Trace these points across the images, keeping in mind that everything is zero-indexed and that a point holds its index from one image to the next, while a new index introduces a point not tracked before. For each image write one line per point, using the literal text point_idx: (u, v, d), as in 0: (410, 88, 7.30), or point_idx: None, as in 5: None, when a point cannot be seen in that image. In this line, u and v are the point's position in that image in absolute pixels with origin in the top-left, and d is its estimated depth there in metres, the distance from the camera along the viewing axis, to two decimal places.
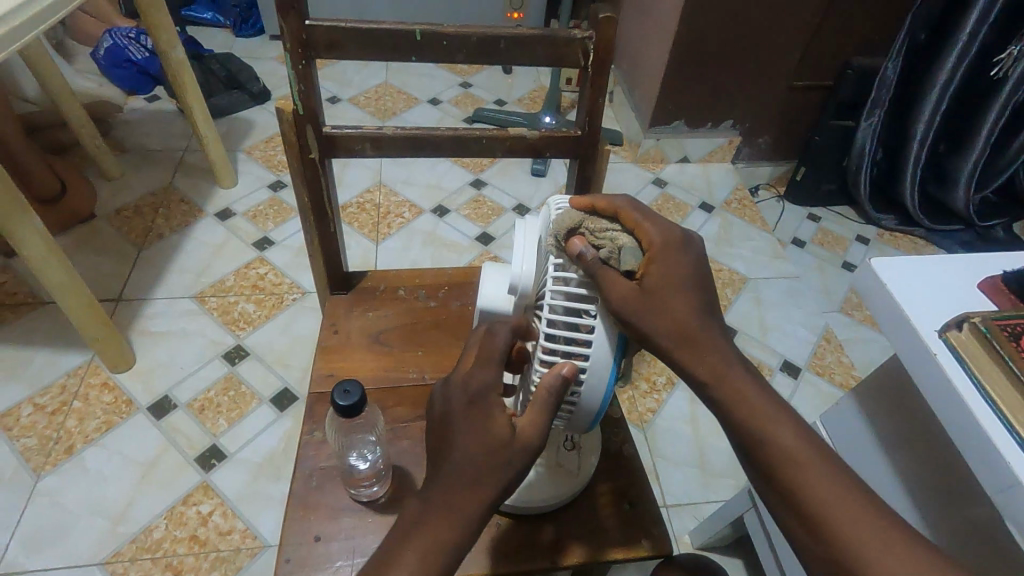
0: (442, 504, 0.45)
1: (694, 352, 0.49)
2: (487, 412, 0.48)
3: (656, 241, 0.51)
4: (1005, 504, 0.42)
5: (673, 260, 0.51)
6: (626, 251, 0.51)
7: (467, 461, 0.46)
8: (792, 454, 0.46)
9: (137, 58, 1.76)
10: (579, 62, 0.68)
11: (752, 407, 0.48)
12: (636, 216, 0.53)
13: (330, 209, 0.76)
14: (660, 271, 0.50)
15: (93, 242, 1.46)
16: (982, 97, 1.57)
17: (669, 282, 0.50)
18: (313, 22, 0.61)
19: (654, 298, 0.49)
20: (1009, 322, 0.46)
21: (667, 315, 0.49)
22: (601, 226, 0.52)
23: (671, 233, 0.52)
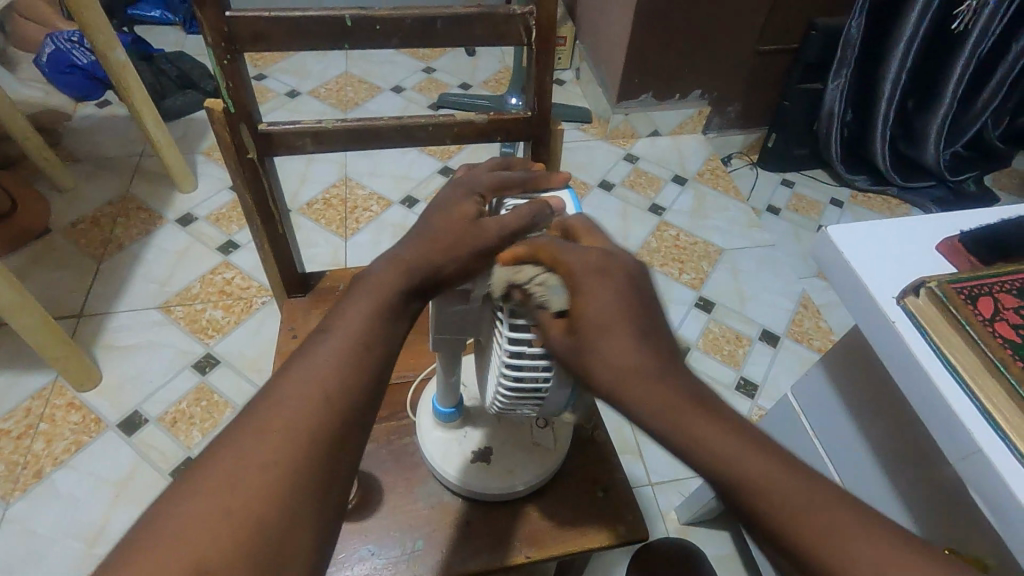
0: (312, 363, 0.39)
1: (639, 400, 0.39)
2: (455, 207, 0.48)
3: (576, 267, 0.42)
4: (968, 471, 0.41)
5: (600, 285, 0.42)
6: (553, 291, 0.43)
7: (367, 290, 0.43)
8: (761, 492, 0.35)
9: (83, 63, 1.70)
10: (521, 38, 0.65)
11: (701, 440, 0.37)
12: (556, 247, 0.44)
13: (277, 209, 0.73)
14: (588, 302, 0.41)
15: (50, 257, 1.41)
16: (947, 51, 1.56)
17: (598, 314, 0.41)
18: (234, 13, 0.58)
19: (587, 345, 0.41)
20: (965, 284, 0.45)
21: (605, 362, 0.40)
22: (526, 274, 0.44)
23: (589, 255, 0.43)
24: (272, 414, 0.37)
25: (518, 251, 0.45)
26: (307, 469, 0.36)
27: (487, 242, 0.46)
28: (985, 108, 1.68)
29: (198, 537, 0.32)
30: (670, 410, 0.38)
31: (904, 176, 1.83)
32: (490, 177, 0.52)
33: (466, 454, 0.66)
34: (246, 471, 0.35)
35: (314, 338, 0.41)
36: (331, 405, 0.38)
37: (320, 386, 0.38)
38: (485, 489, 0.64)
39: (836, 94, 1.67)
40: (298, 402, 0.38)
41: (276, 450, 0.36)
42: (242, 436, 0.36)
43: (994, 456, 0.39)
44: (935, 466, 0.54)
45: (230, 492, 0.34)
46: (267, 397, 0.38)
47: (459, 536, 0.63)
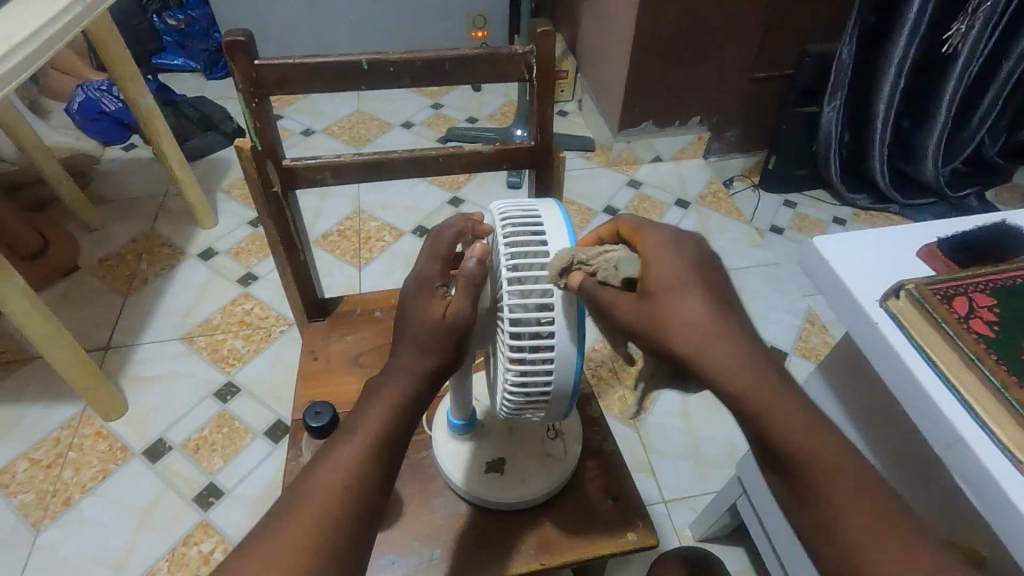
0: (376, 404, 0.50)
1: (715, 360, 0.44)
2: (421, 305, 0.53)
3: (655, 247, 0.49)
4: (952, 459, 0.43)
5: (670, 259, 0.48)
6: (621, 263, 0.49)
7: (382, 393, 0.51)
8: (805, 447, 0.43)
9: (112, 110, 1.81)
10: (523, 74, 0.70)
11: (780, 406, 0.43)
12: (634, 227, 0.52)
13: (298, 238, 0.78)
14: (665, 274, 0.47)
15: (79, 294, 1.47)
16: (938, 71, 1.61)
17: (675, 282, 0.47)
18: (261, 61, 0.64)
19: (659, 309, 0.46)
20: (942, 285, 0.48)
21: (684, 321, 0.45)
22: (595, 252, 0.50)
23: (670, 236, 0.50)
24: (302, 509, 0.45)
25: (591, 236, 0.52)
26: (326, 558, 0.43)
27: (465, 318, 0.52)
28: (981, 125, 1.73)
29: (286, 547, 0.43)
30: (741, 376, 0.44)
31: (905, 193, 1.86)
32: (434, 262, 0.56)
33: (480, 465, 0.69)
34: (282, 558, 0.42)
35: (340, 438, 0.49)
36: (351, 502, 0.46)
37: (343, 483, 0.46)
38: (500, 498, 0.67)
39: (832, 117, 1.72)
40: (324, 499, 0.45)
41: (304, 543, 0.43)
42: (276, 529, 0.44)
43: (975, 444, 0.42)
44: (934, 466, 0.56)
45: (308, 511, 0.45)
46: (298, 491, 0.46)
47: (474, 545, 0.66)
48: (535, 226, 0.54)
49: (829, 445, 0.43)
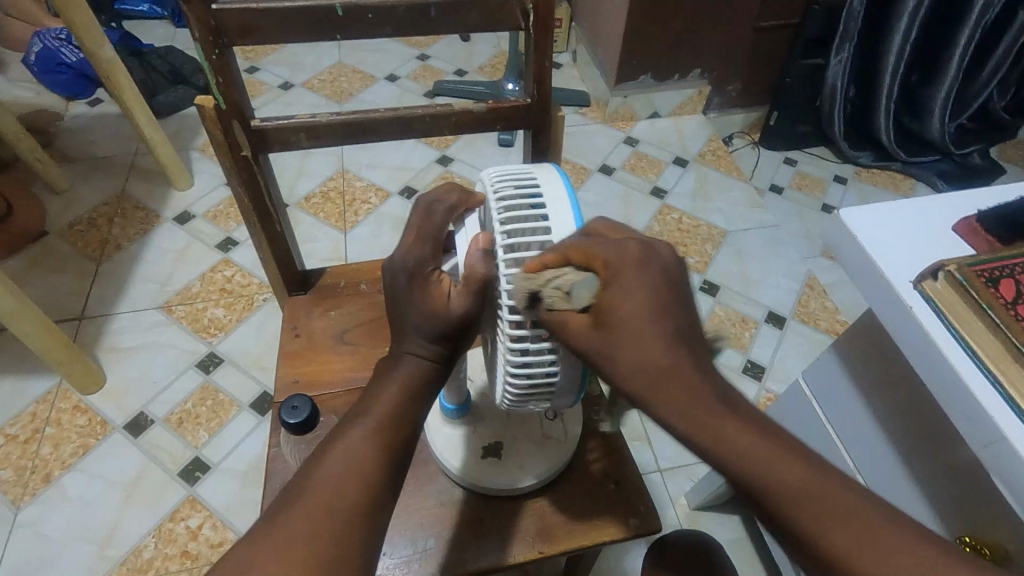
0: (383, 394, 0.46)
1: (672, 401, 0.38)
2: (420, 295, 0.48)
3: (610, 258, 0.41)
4: (991, 459, 0.40)
5: (630, 283, 0.40)
6: (576, 287, 0.41)
7: (391, 379, 0.47)
8: (791, 483, 0.36)
9: (72, 62, 1.67)
10: (519, 22, 0.63)
11: (741, 445, 0.37)
12: (583, 243, 0.42)
13: (274, 207, 0.71)
14: (619, 302, 0.40)
15: (49, 261, 1.40)
16: (952, 21, 1.52)
17: (629, 310, 0.40)
18: (220, 5, 0.56)
19: (616, 345, 0.40)
20: (985, 266, 0.44)
21: (635, 360, 0.39)
22: (549, 275, 0.42)
23: (628, 247, 0.41)
24: (312, 496, 0.40)
25: (542, 257, 0.43)
26: (343, 546, 0.38)
27: (470, 309, 0.47)
28: (991, 79, 1.65)
29: (298, 541, 0.38)
30: (704, 421, 0.38)
31: (908, 151, 1.80)
32: (426, 245, 0.51)
33: (476, 451, 0.66)
34: (296, 546, 0.38)
35: (345, 426, 0.45)
36: (367, 489, 0.41)
37: (356, 469, 0.42)
38: (497, 484, 0.64)
39: (839, 70, 1.64)
40: (336, 485, 0.41)
41: (315, 533, 0.38)
42: (285, 519, 0.39)
43: (1019, 445, 0.38)
44: (957, 453, 0.52)
45: (318, 501, 0.40)
46: (304, 481, 0.42)
47: (470, 533, 0.63)
48: (535, 195, 0.49)
49: (821, 482, 0.36)
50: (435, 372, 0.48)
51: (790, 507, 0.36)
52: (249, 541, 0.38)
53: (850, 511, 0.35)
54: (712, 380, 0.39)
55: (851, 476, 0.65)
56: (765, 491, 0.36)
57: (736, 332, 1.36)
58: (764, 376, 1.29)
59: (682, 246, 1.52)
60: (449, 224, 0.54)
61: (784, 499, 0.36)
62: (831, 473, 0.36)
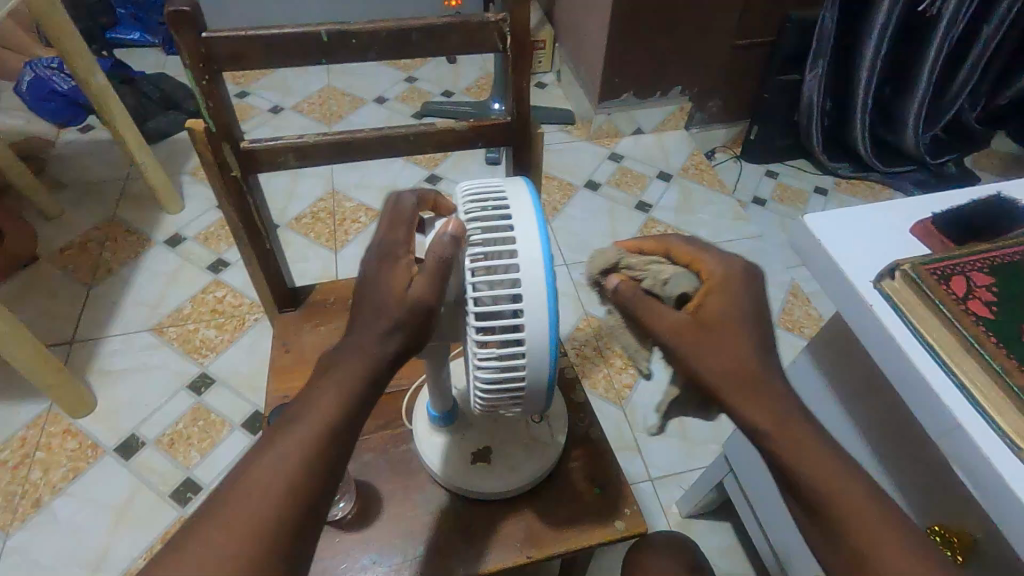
0: (335, 372, 0.46)
1: (753, 404, 0.45)
2: (381, 276, 0.49)
3: (716, 271, 0.48)
4: (949, 445, 0.42)
5: (731, 295, 0.47)
6: (674, 286, 0.49)
7: (345, 361, 0.46)
8: (837, 483, 0.43)
9: (63, 90, 1.68)
10: (497, 45, 0.65)
11: (807, 450, 0.44)
12: (688, 250, 0.51)
13: (263, 225, 0.73)
14: (719, 304, 0.47)
15: (40, 286, 1.40)
16: (921, 36, 1.58)
17: (724, 315, 0.46)
18: (210, 34, 0.58)
19: (705, 341, 0.46)
20: (936, 264, 0.47)
21: (712, 362, 0.46)
22: (646, 267, 0.51)
23: (734, 265, 0.49)
24: (251, 479, 0.41)
25: (640, 249, 0.53)
26: (275, 534, 0.40)
27: (423, 297, 0.47)
28: (961, 91, 1.71)
29: (231, 522, 0.39)
30: (782, 422, 0.45)
31: (886, 161, 1.85)
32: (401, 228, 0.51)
33: (463, 456, 0.67)
34: (228, 531, 0.39)
35: (296, 404, 0.45)
36: (304, 471, 0.42)
37: (298, 452, 0.42)
38: (478, 487, 0.65)
39: (814, 85, 1.69)
40: (275, 469, 0.41)
41: (247, 516, 0.39)
42: (226, 500, 0.40)
43: (971, 428, 0.40)
44: (921, 445, 0.54)
45: (255, 482, 0.41)
46: (249, 460, 0.42)
47: (459, 540, 0.64)
48: (503, 209, 0.51)
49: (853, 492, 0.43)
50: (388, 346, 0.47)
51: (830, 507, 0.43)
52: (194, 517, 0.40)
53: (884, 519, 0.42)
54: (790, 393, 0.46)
55: None
56: (812, 487, 0.44)
57: None
58: None
59: None
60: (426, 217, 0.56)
61: (826, 500, 0.43)
62: (864, 486, 0.43)
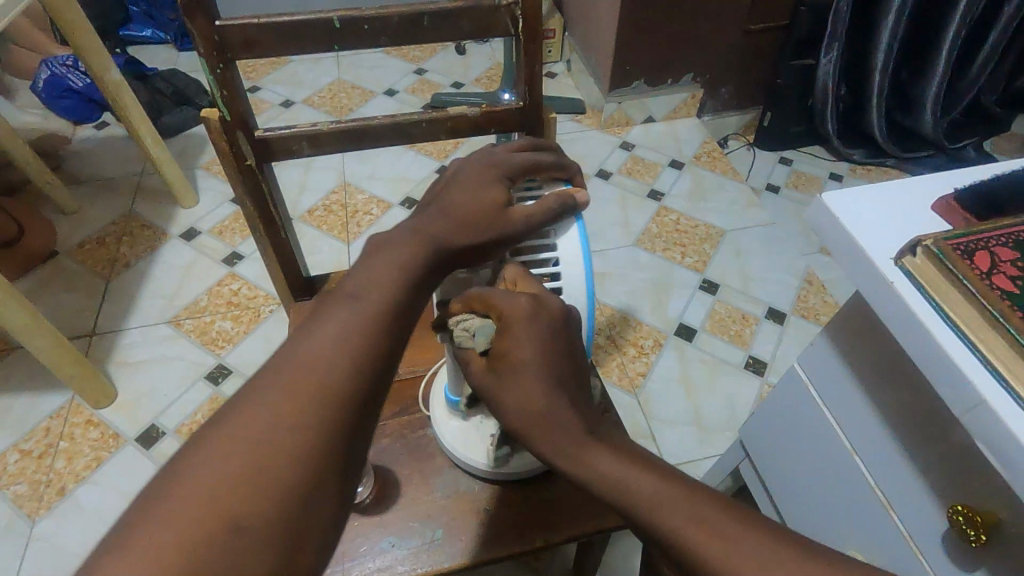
0: (344, 328, 0.41)
1: (548, 441, 0.43)
2: (372, 258, 0.46)
3: (505, 309, 0.46)
4: (972, 423, 0.42)
5: (523, 333, 0.45)
6: (478, 331, 0.47)
7: (358, 299, 0.43)
8: (649, 499, 0.40)
9: (78, 87, 1.72)
10: (508, 28, 0.65)
11: (618, 475, 0.42)
12: (487, 291, 0.47)
13: (278, 214, 0.74)
14: (515, 344, 0.45)
15: (59, 280, 1.43)
16: (938, 17, 1.55)
17: (517, 355, 0.45)
18: (223, 22, 0.58)
19: (506, 382, 0.45)
20: (962, 240, 0.46)
21: (514, 407, 0.45)
22: (457, 319, 0.48)
23: (521, 299, 0.46)
24: (245, 430, 0.36)
25: (452, 305, 0.48)
26: (263, 494, 0.34)
27: (516, 230, 0.50)
28: (981, 74, 1.68)
29: (216, 474, 0.34)
30: (574, 452, 0.43)
31: (902, 147, 1.82)
32: (525, 161, 0.54)
33: (489, 440, 0.67)
34: (211, 485, 0.34)
35: (301, 350, 0.40)
36: (306, 428, 0.37)
37: (301, 408, 0.38)
38: (515, 469, 0.66)
39: (829, 70, 1.67)
40: (274, 421, 0.37)
41: (233, 474, 0.34)
42: (210, 451, 0.35)
43: (995, 405, 0.40)
44: (948, 431, 0.53)
45: (248, 434, 0.36)
46: (243, 407, 0.38)
47: (477, 524, 0.65)
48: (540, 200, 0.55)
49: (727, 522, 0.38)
50: (398, 301, 0.44)
51: (644, 520, 0.40)
52: (175, 463, 0.36)
53: (740, 540, 0.38)
54: (581, 414, 0.45)
55: (848, 456, 0.66)
56: (626, 504, 0.41)
57: (736, 329, 1.37)
58: (766, 371, 1.30)
59: (680, 246, 1.54)
60: (446, 175, 0.55)
61: (644, 516, 0.40)
62: (660, 479, 0.41)
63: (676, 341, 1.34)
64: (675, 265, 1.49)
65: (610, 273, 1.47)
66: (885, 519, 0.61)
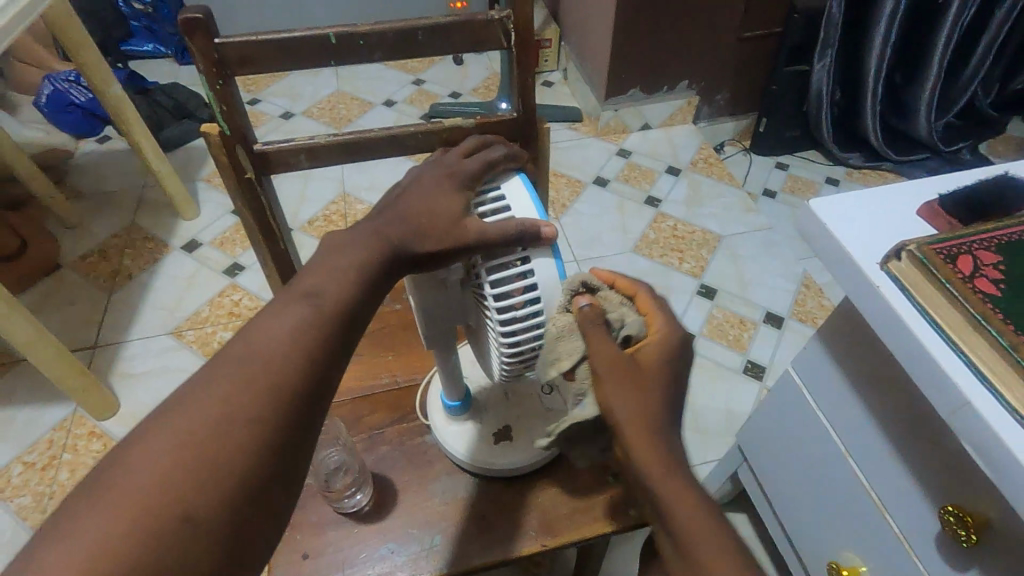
0: (296, 326, 0.42)
1: (644, 452, 0.47)
2: (327, 261, 0.47)
3: (664, 326, 0.51)
4: (957, 424, 0.42)
5: (666, 354, 0.50)
6: (630, 322, 0.51)
7: (314, 299, 0.44)
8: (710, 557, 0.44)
9: (81, 102, 1.73)
10: (502, 42, 0.66)
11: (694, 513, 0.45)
12: (647, 295, 0.53)
13: (276, 226, 0.76)
14: (653, 351, 0.50)
15: (62, 293, 1.44)
16: (930, 22, 1.57)
17: (653, 365, 0.49)
18: (223, 39, 0.59)
19: (633, 379, 0.48)
20: (947, 244, 0.47)
21: (625, 403, 0.47)
22: (611, 296, 0.53)
23: (678, 329, 0.51)
24: (190, 421, 0.37)
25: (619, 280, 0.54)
26: (205, 485, 0.35)
27: (468, 245, 0.50)
28: (974, 77, 1.69)
29: (160, 464, 0.35)
30: (661, 473, 0.46)
31: (898, 150, 1.83)
32: (477, 163, 0.53)
33: (486, 438, 0.69)
34: (152, 474, 0.35)
35: (252, 344, 0.41)
36: (255, 422, 0.38)
37: (249, 402, 0.38)
38: (511, 466, 0.67)
39: (823, 75, 1.68)
40: (221, 413, 0.38)
41: (176, 463, 0.35)
42: (155, 441, 0.36)
43: (980, 406, 0.41)
44: (936, 434, 0.54)
45: (195, 424, 0.37)
46: (191, 399, 0.38)
47: (474, 530, 0.65)
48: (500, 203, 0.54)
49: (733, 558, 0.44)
50: (348, 299, 0.45)
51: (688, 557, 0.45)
52: (120, 452, 0.36)
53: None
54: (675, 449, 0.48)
55: (842, 459, 0.66)
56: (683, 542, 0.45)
57: (734, 334, 1.38)
58: (764, 375, 1.30)
59: (678, 252, 1.55)
60: (407, 181, 0.55)
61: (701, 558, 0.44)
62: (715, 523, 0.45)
63: None
64: (673, 271, 1.50)
65: None
66: (879, 521, 0.62)
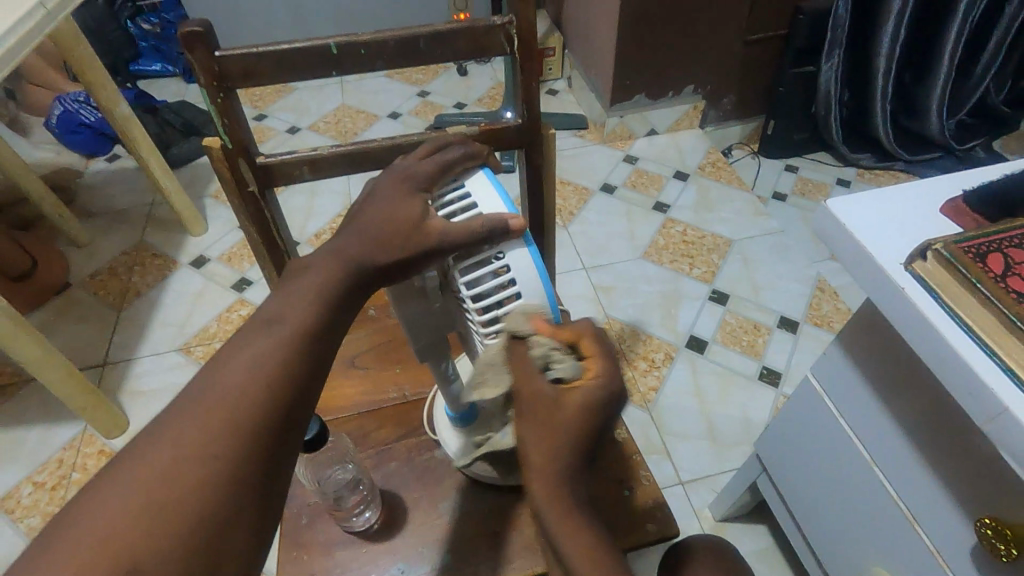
0: (267, 347, 0.39)
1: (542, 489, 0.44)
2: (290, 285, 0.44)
3: (597, 374, 0.43)
4: (994, 432, 0.40)
5: (591, 407, 0.43)
6: (561, 365, 0.44)
7: (276, 324, 0.41)
8: None
9: (90, 121, 1.75)
10: (504, 47, 0.65)
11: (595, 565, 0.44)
12: (583, 331, 0.45)
13: (280, 238, 0.75)
14: (575, 404, 0.43)
15: (72, 311, 1.44)
16: (939, 19, 1.54)
17: (573, 419, 0.43)
18: (223, 52, 0.59)
19: (550, 423, 0.43)
20: (972, 242, 0.45)
21: (531, 445, 0.44)
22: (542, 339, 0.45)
23: (611, 381, 0.43)
24: (152, 454, 0.34)
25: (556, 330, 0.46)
26: (169, 525, 0.31)
27: (433, 247, 0.46)
28: (985, 74, 1.66)
29: (119, 502, 0.31)
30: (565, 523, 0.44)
31: (909, 150, 1.80)
32: (434, 166, 0.50)
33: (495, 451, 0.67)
34: (110, 514, 0.31)
35: (222, 369, 0.38)
36: (225, 449, 0.35)
37: (216, 429, 0.35)
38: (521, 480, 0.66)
39: (831, 76, 1.66)
40: (187, 443, 0.34)
41: (136, 501, 0.32)
42: (115, 479, 0.33)
43: (1018, 411, 0.38)
44: (967, 439, 0.51)
45: (158, 457, 0.34)
46: (156, 430, 0.35)
47: (487, 549, 0.63)
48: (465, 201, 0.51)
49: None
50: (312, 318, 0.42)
51: None
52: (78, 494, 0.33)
53: None
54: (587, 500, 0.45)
55: (867, 468, 0.64)
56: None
57: (748, 339, 1.35)
58: (780, 382, 1.27)
59: (688, 257, 1.52)
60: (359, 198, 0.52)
61: None
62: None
63: (687, 354, 1.33)
64: (683, 277, 1.48)
65: (618, 288, 1.46)
66: (910, 532, 0.59)
